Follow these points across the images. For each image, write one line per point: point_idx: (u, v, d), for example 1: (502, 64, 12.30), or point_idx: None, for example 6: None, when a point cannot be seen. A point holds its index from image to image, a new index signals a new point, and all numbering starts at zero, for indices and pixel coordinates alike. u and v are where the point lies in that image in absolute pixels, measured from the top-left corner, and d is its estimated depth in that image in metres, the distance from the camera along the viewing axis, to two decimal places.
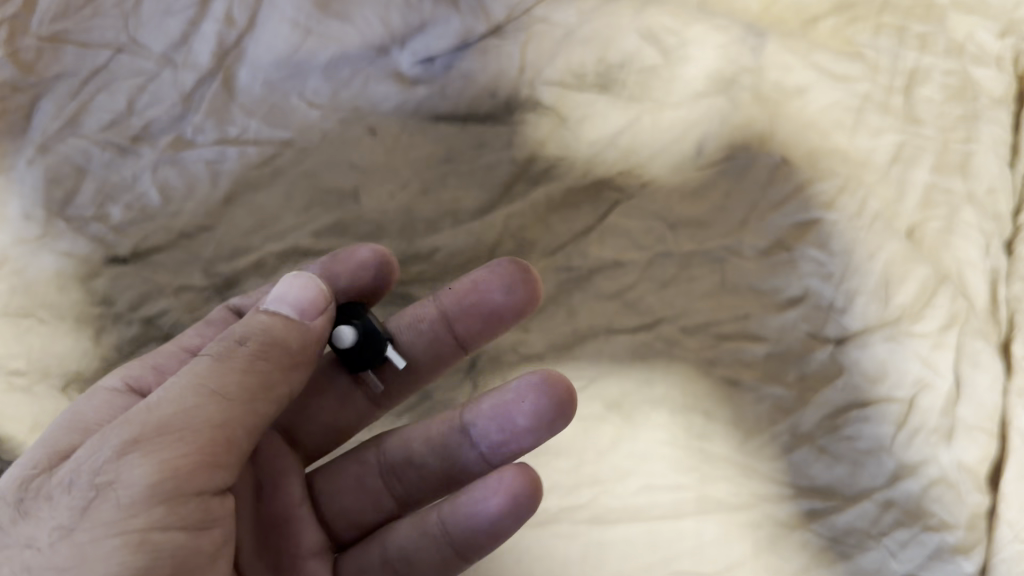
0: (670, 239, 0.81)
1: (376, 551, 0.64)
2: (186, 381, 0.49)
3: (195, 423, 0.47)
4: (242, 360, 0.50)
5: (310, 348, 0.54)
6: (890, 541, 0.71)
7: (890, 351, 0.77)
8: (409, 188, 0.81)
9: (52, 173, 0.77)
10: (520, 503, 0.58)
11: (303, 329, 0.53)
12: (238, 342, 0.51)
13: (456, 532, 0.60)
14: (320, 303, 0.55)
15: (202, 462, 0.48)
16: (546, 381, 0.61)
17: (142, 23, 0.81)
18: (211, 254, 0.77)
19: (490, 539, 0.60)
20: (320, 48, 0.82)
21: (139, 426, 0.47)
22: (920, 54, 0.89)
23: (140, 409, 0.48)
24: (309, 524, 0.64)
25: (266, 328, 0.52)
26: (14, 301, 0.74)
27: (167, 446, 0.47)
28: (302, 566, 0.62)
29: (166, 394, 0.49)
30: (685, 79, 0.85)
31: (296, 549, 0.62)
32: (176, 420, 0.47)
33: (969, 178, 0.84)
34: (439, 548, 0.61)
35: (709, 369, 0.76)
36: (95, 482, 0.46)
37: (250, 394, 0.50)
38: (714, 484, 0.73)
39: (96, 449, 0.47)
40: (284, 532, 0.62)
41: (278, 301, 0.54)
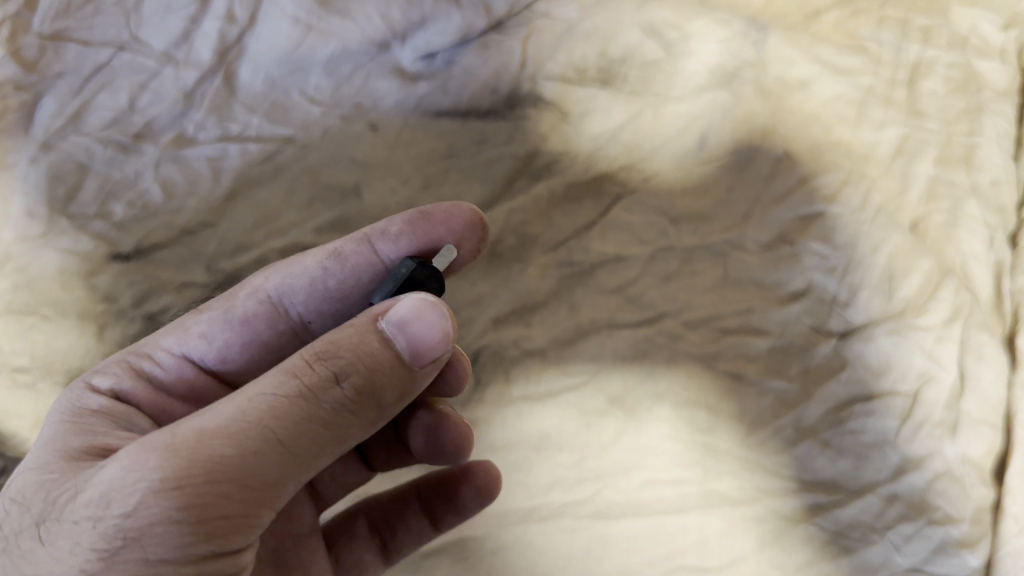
0: (672, 234, 0.81)
1: (365, 521, 0.68)
2: (253, 420, 0.44)
3: (249, 475, 0.43)
4: (325, 408, 0.45)
5: (397, 401, 0.48)
6: (894, 535, 0.71)
7: (894, 344, 0.76)
8: (411, 184, 0.80)
9: (54, 170, 0.77)
10: (485, 487, 0.66)
11: (399, 380, 0.47)
12: (330, 383, 0.45)
13: (430, 501, 0.67)
14: (443, 344, 0.47)
15: (249, 513, 0.44)
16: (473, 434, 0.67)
17: (144, 21, 0.82)
18: (213, 251, 0.77)
19: (455, 515, 0.67)
20: (321, 44, 0.82)
21: (185, 468, 0.42)
22: (924, 46, 0.89)
23: (190, 441, 0.43)
24: (306, 504, 0.65)
25: (361, 377, 0.46)
26: (17, 298, 0.74)
27: (215, 496, 0.42)
28: (305, 544, 0.63)
29: (227, 429, 0.43)
30: (687, 73, 0.86)
31: (298, 529, 0.63)
32: (229, 468, 0.43)
33: (973, 171, 0.84)
34: (416, 517, 0.68)
35: (712, 363, 0.76)
36: (124, 527, 0.42)
37: (317, 444, 0.45)
38: (718, 478, 0.73)
39: (129, 476, 0.42)
40: (287, 514, 0.63)
41: (397, 326, 0.47)
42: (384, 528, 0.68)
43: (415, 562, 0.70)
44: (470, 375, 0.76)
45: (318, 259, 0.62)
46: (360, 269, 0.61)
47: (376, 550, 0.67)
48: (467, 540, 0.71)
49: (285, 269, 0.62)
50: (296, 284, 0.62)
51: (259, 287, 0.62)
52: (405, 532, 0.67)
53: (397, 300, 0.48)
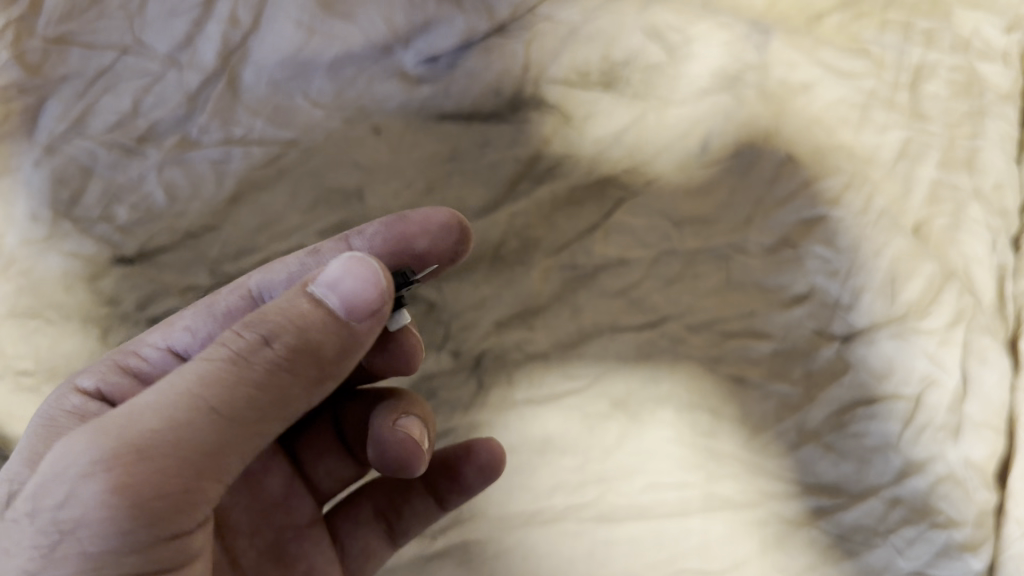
0: (675, 237, 0.81)
1: (369, 506, 0.68)
2: (183, 392, 0.44)
3: (181, 445, 0.44)
4: (255, 371, 0.45)
5: (339, 358, 0.48)
6: (897, 539, 0.71)
7: (896, 347, 0.76)
8: (414, 187, 0.81)
9: (58, 174, 0.77)
10: (491, 463, 0.66)
11: (335, 334, 0.47)
12: (260, 347, 0.45)
13: (433, 482, 0.67)
14: (379, 297, 0.46)
15: (189, 487, 0.44)
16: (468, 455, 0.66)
17: (147, 24, 0.82)
18: (216, 254, 0.77)
19: (461, 495, 0.67)
20: (324, 48, 0.82)
21: (116, 445, 0.43)
22: (926, 49, 0.90)
23: (121, 420, 0.44)
24: (301, 498, 0.65)
25: (293, 337, 0.46)
26: (21, 301, 0.74)
27: (148, 470, 0.43)
28: (306, 534, 0.65)
29: (159, 405, 0.44)
30: (691, 76, 0.86)
31: (294, 522, 0.65)
32: (160, 440, 0.43)
33: (976, 174, 0.84)
34: (421, 500, 0.67)
35: (715, 366, 0.76)
36: (65, 512, 0.43)
37: (252, 409, 0.46)
38: (721, 482, 0.73)
39: (64, 460, 0.44)
40: (282, 509, 0.64)
41: (327, 286, 0.47)
42: (387, 513, 0.68)
43: (419, 565, 0.71)
44: (473, 379, 0.76)
45: (298, 258, 0.64)
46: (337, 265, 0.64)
47: (384, 535, 0.68)
48: (470, 543, 0.71)
49: (272, 265, 0.64)
50: (276, 280, 0.63)
51: (242, 283, 0.63)
52: (411, 515, 0.68)
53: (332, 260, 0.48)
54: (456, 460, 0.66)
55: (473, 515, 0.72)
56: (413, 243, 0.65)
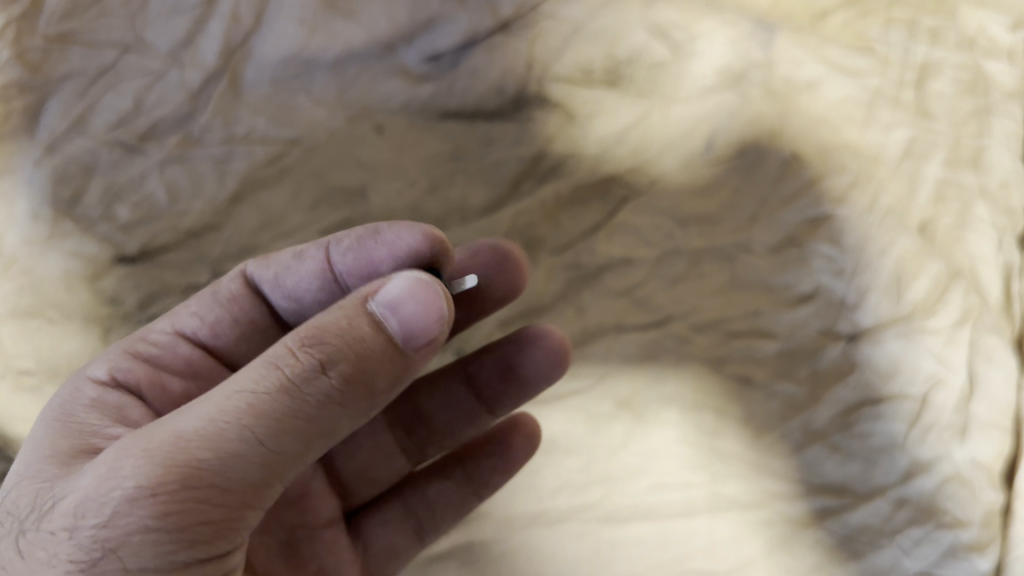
0: (680, 236, 0.80)
1: (398, 504, 0.70)
2: (232, 419, 0.43)
3: (229, 475, 0.43)
4: (309, 400, 0.43)
5: (391, 388, 0.46)
6: (903, 539, 0.71)
7: (903, 347, 0.76)
8: (417, 186, 0.80)
9: (59, 173, 0.77)
10: (560, 357, 0.68)
11: (390, 364, 0.45)
12: (316, 374, 0.43)
13: (474, 462, 0.70)
14: (436, 325, 0.45)
15: (232, 515, 0.44)
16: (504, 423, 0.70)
17: (149, 22, 0.81)
18: (219, 254, 0.77)
19: (505, 474, 0.69)
20: (327, 46, 0.81)
21: (162, 474, 0.42)
22: (932, 48, 0.89)
23: (165, 445, 0.42)
24: (322, 498, 0.67)
25: (350, 367, 0.44)
26: (22, 300, 0.73)
27: (193, 500, 0.42)
28: (318, 535, 0.66)
29: (205, 431, 0.43)
30: (696, 74, 0.85)
31: (313, 521, 0.66)
32: (208, 471, 0.42)
33: (981, 173, 0.84)
34: (460, 488, 0.69)
35: (720, 366, 0.76)
36: (102, 537, 0.42)
37: (302, 438, 0.44)
38: (726, 482, 0.72)
39: (104, 483, 0.42)
40: (301, 508, 0.65)
41: (388, 308, 0.45)
42: (417, 509, 0.70)
43: (423, 566, 0.70)
44: None
45: (286, 257, 0.63)
46: (311, 276, 0.62)
47: (411, 533, 0.69)
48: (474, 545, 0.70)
49: (266, 257, 0.64)
50: (267, 271, 0.63)
51: (240, 269, 0.64)
52: (443, 507, 0.69)
53: (393, 280, 0.46)
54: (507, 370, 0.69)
55: (478, 516, 0.71)
56: (380, 267, 0.60)
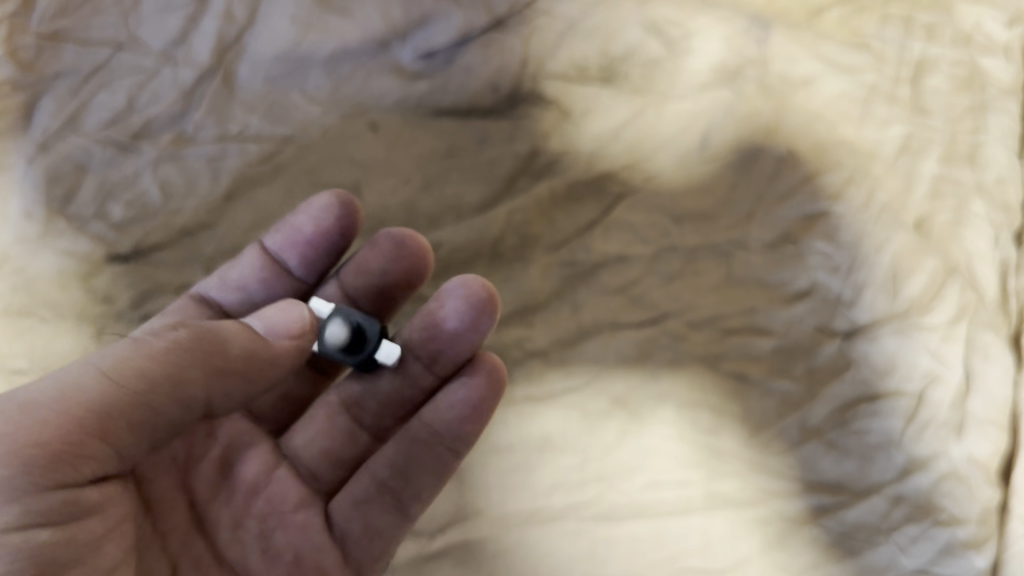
0: (675, 233, 0.80)
1: (368, 478, 0.63)
2: (77, 374, 0.48)
3: (97, 412, 0.47)
4: (147, 354, 0.49)
5: (252, 368, 0.51)
6: (900, 536, 0.70)
7: (899, 344, 0.76)
8: (412, 184, 0.80)
9: (52, 171, 0.76)
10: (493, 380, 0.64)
11: (247, 345, 0.51)
12: (148, 341, 0.50)
13: (441, 424, 0.63)
14: (296, 326, 0.54)
15: (77, 450, 0.47)
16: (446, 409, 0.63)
17: (142, 20, 0.81)
18: (211, 252, 0.76)
19: (475, 421, 0.63)
20: (321, 44, 0.81)
21: (44, 409, 0.47)
22: (928, 43, 0.89)
23: (25, 395, 0.48)
24: (288, 483, 0.63)
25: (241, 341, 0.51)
26: (15, 299, 0.72)
27: (69, 428, 0.47)
28: (288, 521, 0.61)
29: (72, 381, 0.48)
30: (691, 71, 0.85)
31: (282, 506, 0.61)
32: (68, 407, 0.47)
33: (978, 168, 0.84)
34: (429, 448, 0.63)
35: (716, 363, 0.75)
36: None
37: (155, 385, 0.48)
38: (722, 480, 0.72)
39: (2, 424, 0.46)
40: (266, 495, 0.61)
41: (257, 314, 0.54)
42: (389, 481, 0.62)
43: (417, 565, 0.68)
44: None
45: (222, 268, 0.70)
46: (252, 263, 0.68)
47: (391, 509, 0.62)
48: (472, 544, 0.69)
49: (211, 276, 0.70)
50: (216, 282, 0.69)
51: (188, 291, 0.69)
52: (421, 472, 0.63)
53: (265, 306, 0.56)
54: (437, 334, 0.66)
55: (471, 514, 0.70)
56: (302, 231, 0.68)
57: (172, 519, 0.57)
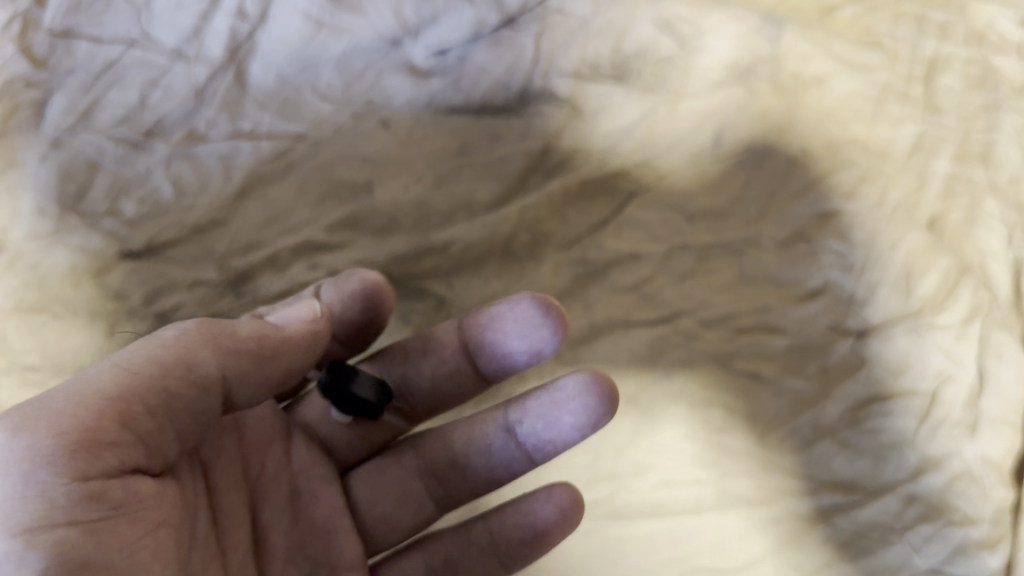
0: (687, 232, 0.80)
1: (420, 562, 0.66)
2: (49, 430, 0.46)
3: (54, 406, 0.47)
4: None
5: None
6: (913, 537, 0.70)
7: (912, 343, 0.76)
8: (424, 182, 0.79)
9: (65, 168, 0.76)
10: (569, 513, 0.63)
11: None
12: None
13: (501, 537, 0.64)
14: None
15: None
16: (552, 509, 0.63)
17: (155, 19, 0.82)
18: (224, 249, 0.75)
19: (535, 547, 0.64)
20: (333, 41, 0.82)
21: (52, 409, 0.47)
22: (940, 42, 0.90)
23: (53, 399, 0.48)
24: (348, 539, 0.65)
25: (255, 328, 0.55)
26: (28, 296, 0.71)
27: None
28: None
29: (60, 409, 0.47)
30: (703, 69, 0.85)
31: (335, 562, 0.64)
32: (72, 395, 0.48)
33: (990, 167, 0.84)
34: (485, 555, 0.65)
35: (730, 363, 0.75)
36: (58, 454, 0.46)
37: (169, 369, 0.50)
38: (734, 478, 0.72)
39: (53, 428, 0.46)
40: (325, 542, 0.64)
41: None
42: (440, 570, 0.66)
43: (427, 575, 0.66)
44: None
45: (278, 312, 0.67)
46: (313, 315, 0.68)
47: None
48: None
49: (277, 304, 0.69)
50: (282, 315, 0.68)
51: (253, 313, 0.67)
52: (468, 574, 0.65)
53: None
54: (564, 409, 0.61)
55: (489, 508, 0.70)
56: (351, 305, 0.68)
57: (237, 537, 0.60)
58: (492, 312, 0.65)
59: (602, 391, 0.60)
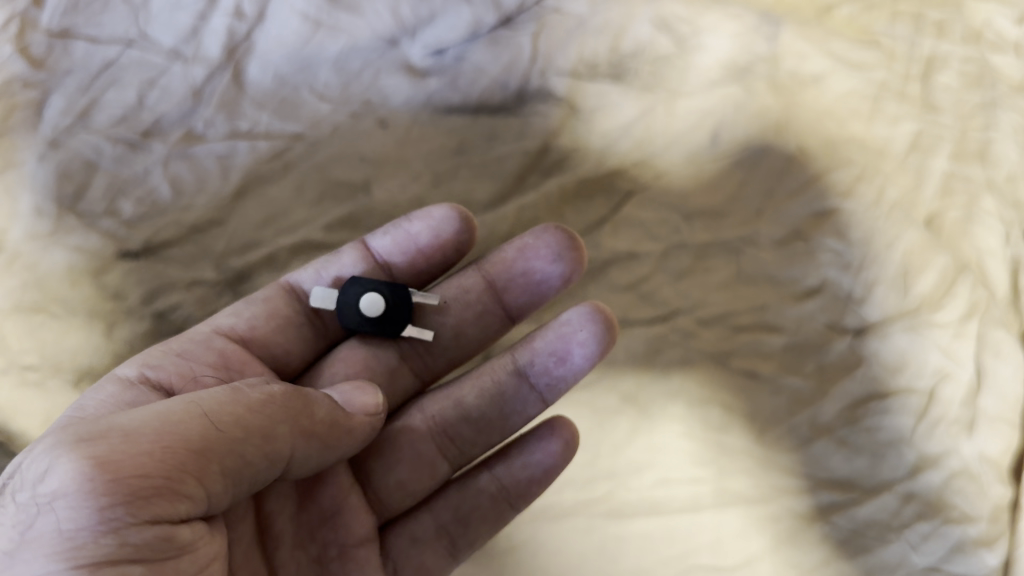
0: (685, 230, 0.80)
1: (431, 521, 0.65)
2: (115, 469, 0.42)
3: (128, 441, 0.43)
4: None
5: None
6: (911, 534, 0.70)
7: (910, 341, 0.76)
8: (421, 181, 0.80)
9: (63, 168, 0.76)
10: (570, 444, 0.65)
11: None
12: None
13: (510, 482, 0.65)
14: None
15: None
16: (561, 441, 0.65)
17: (152, 18, 0.82)
18: (223, 249, 0.75)
19: (541, 485, 0.65)
20: (331, 40, 0.82)
21: (121, 445, 0.43)
22: (938, 41, 0.90)
23: (126, 432, 0.44)
24: (359, 513, 0.62)
25: (331, 411, 0.51)
26: (27, 296, 0.72)
27: None
28: (351, 555, 0.61)
29: (134, 446, 0.43)
30: (700, 69, 0.85)
31: (347, 538, 0.61)
32: (148, 433, 0.44)
33: (988, 165, 0.84)
34: (493, 503, 0.65)
35: (728, 361, 0.75)
36: (127, 503, 0.42)
37: (249, 435, 0.46)
38: (733, 477, 0.72)
39: (120, 467, 0.42)
40: (333, 524, 0.60)
41: None
42: (451, 527, 0.65)
43: None
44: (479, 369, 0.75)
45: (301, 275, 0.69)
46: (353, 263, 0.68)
47: (443, 553, 0.65)
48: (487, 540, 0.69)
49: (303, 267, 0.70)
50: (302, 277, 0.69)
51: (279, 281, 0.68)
52: (480, 525, 0.65)
53: None
54: (577, 338, 0.64)
55: None
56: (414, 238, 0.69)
57: (240, 529, 0.55)
58: (520, 242, 0.68)
59: (598, 316, 0.63)
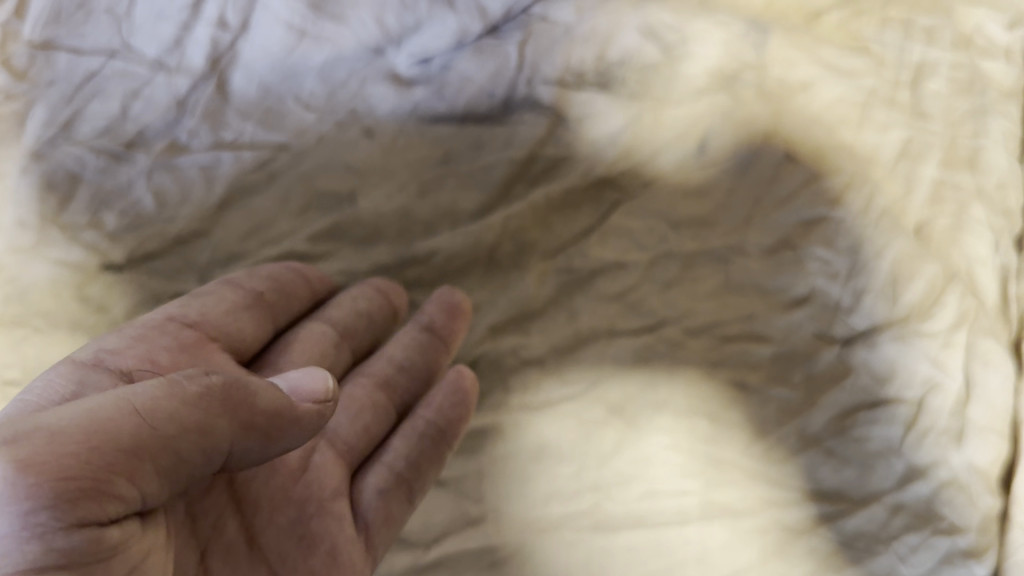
0: (673, 239, 0.79)
1: (382, 472, 0.70)
2: (43, 472, 0.42)
3: (58, 443, 0.43)
4: None
5: None
6: (900, 546, 0.69)
7: (899, 351, 0.75)
8: (407, 191, 0.79)
9: (46, 181, 0.75)
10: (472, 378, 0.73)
11: None
12: None
13: (441, 421, 0.71)
14: None
15: None
16: (466, 378, 0.72)
17: (135, 28, 0.81)
18: (207, 261, 0.75)
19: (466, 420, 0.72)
20: (316, 50, 0.81)
21: (51, 448, 0.43)
22: (927, 47, 0.89)
23: (54, 436, 0.43)
24: (326, 470, 0.67)
25: (275, 399, 0.50)
26: (10, 309, 0.71)
27: None
28: (328, 509, 0.66)
29: (61, 448, 0.43)
30: (687, 78, 0.84)
31: (319, 494, 0.66)
32: (78, 434, 0.44)
33: (978, 173, 0.83)
34: (433, 443, 0.71)
35: (715, 371, 0.75)
36: (54, 506, 0.41)
37: (183, 431, 0.46)
38: (721, 489, 0.71)
39: (47, 471, 0.42)
40: (303, 483, 0.65)
41: None
42: (404, 472, 0.70)
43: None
44: None
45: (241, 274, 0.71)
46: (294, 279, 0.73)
47: (403, 498, 0.69)
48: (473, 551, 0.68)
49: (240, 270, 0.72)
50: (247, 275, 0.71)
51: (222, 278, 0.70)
52: (428, 466, 0.70)
53: None
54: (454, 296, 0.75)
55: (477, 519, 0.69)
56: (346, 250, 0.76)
57: (207, 502, 0.59)
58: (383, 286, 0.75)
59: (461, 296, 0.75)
